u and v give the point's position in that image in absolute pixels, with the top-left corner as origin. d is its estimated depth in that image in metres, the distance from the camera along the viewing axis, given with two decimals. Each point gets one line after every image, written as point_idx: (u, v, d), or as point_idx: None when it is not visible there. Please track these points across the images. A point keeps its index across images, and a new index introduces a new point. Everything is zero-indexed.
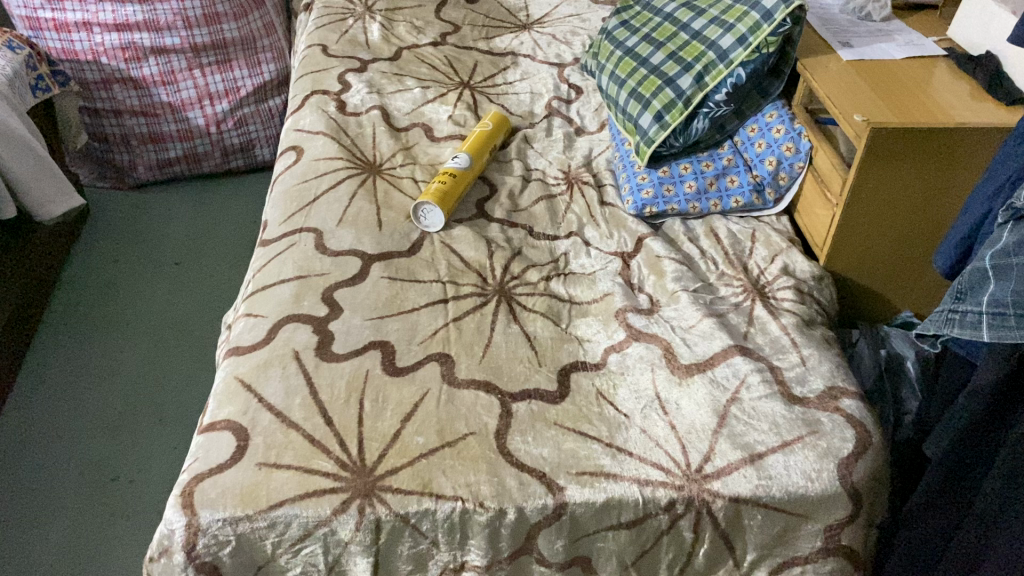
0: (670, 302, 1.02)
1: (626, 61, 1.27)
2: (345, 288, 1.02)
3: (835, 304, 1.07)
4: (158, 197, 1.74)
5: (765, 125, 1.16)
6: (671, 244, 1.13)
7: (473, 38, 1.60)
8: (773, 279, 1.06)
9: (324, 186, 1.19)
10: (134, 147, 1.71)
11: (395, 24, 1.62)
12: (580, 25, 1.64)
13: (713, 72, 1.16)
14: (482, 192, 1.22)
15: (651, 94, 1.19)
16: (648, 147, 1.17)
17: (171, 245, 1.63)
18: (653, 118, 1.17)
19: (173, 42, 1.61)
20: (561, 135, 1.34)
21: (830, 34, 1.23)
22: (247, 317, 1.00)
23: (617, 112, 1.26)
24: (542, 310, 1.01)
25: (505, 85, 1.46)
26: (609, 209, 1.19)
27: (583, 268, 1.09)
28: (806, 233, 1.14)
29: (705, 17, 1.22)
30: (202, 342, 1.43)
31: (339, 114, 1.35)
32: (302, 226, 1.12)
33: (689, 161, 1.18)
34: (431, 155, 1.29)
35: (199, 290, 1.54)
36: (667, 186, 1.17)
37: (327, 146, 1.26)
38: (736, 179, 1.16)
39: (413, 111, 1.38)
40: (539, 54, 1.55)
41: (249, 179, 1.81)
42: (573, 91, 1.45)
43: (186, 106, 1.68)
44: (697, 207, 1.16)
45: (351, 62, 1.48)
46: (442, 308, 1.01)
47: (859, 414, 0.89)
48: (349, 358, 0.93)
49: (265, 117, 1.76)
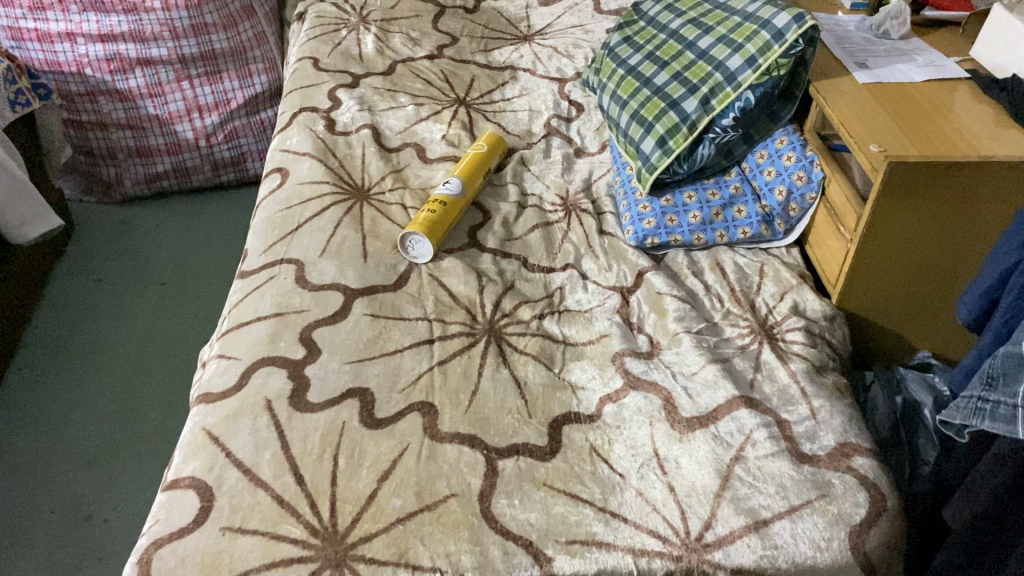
0: (671, 344, 0.96)
1: (629, 80, 1.20)
2: (325, 327, 0.96)
3: (848, 345, 1.01)
4: (146, 212, 1.68)
5: (775, 152, 1.09)
6: (674, 278, 1.06)
7: (471, 51, 1.53)
8: (782, 318, 0.99)
9: (308, 214, 1.13)
10: (121, 161, 1.65)
11: (391, 35, 1.56)
12: (583, 37, 1.57)
13: (720, 94, 1.09)
14: (475, 219, 1.16)
15: (654, 118, 1.13)
16: (650, 174, 1.10)
17: (158, 264, 1.57)
18: (656, 143, 1.11)
19: (160, 53, 1.55)
20: (559, 157, 1.27)
21: (845, 53, 1.16)
22: (220, 359, 0.94)
23: (619, 134, 1.20)
24: (534, 352, 0.95)
25: (503, 102, 1.39)
26: (608, 238, 1.12)
27: (579, 304, 1.03)
28: (818, 268, 1.07)
29: (712, 36, 1.15)
30: (184, 369, 1.37)
31: (328, 133, 1.28)
32: (283, 257, 1.06)
33: (694, 189, 1.12)
34: (422, 178, 1.23)
35: (184, 311, 1.48)
36: (670, 216, 1.10)
37: (313, 169, 1.20)
38: (744, 209, 1.10)
39: (406, 129, 1.32)
40: (539, 68, 1.48)
41: (241, 193, 1.75)
42: (573, 108, 1.38)
43: (174, 119, 1.62)
44: (702, 238, 1.09)
45: (342, 76, 1.42)
46: (428, 350, 0.94)
47: (873, 475, 0.82)
48: (324, 408, 0.86)
49: (256, 130, 1.70)
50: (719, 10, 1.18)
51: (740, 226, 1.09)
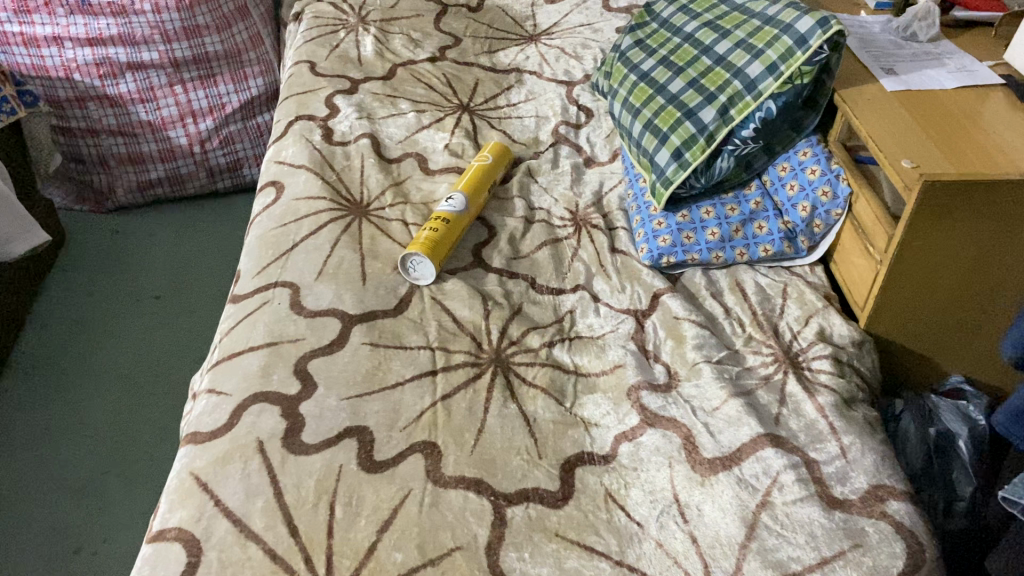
0: (690, 376, 0.90)
1: (641, 87, 1.14)
2: (321, 358, 0.91)
3: (877, 373, 0.95)
4: (140, 220, 1.63)
5: (798, 165, 1.03)
6: (691, 300, 1.00)
7: (475, 53, 1.47)
8: (807, 345, 0.94)
9: (304, 232, 1.07)
10: (112, 168, 1.59)
11: (391, 37, 1.49)
12: (591, 37, 1.50)
13: (738, 104, 1.02)
14: (479, 236, 1.10)
15: (669, 128, 1.06)
16: (666, 189, 1.04)
17: (152, 277, 1.51)
18: (671, 156, 1.04)
19: (151, 57, 1.49)
20: (568, 167, 1.21)
21: (871, 58, 1.09)
22: (209, 394, 0.88)
23: (631, 144, 1.13)
24: (543, 384, 0.89)
25: (508, 108, 1.33)
26: (621, 256, 1.06)
27: (591, 329, 0.97)
28: (844, 288, 1.01)
29: (730, 40, 1.09)
30: (178, 389, 1.32)
31: (325, 144, 1.22)
32: (277, 280, 1.00)
33: (712, 204, 1.06)
34: (425, 192, 1.16)
35: (179, 327, 1.42)
36: (686, 233, 1.04)
37: (310, 183, 1.14)
38: (765, 225, 1.04)
39: (407, 138, 1.26)
40: (546, 71, 1.42)
41: (238, 200, 1.69)
42: (582, 114, 1.32)
43: (166, 125, 1.56)
44: (721, 256, 1.03)
45: (340, 82, 1.36)
46: (431, 382, 0.89)
47: (909, 522, 0.76)
48: (320, 449, 0.81)
49: (252, 134, 1.64)
50: (737, 12, 1.11)
51: (761, 243, 1.03)
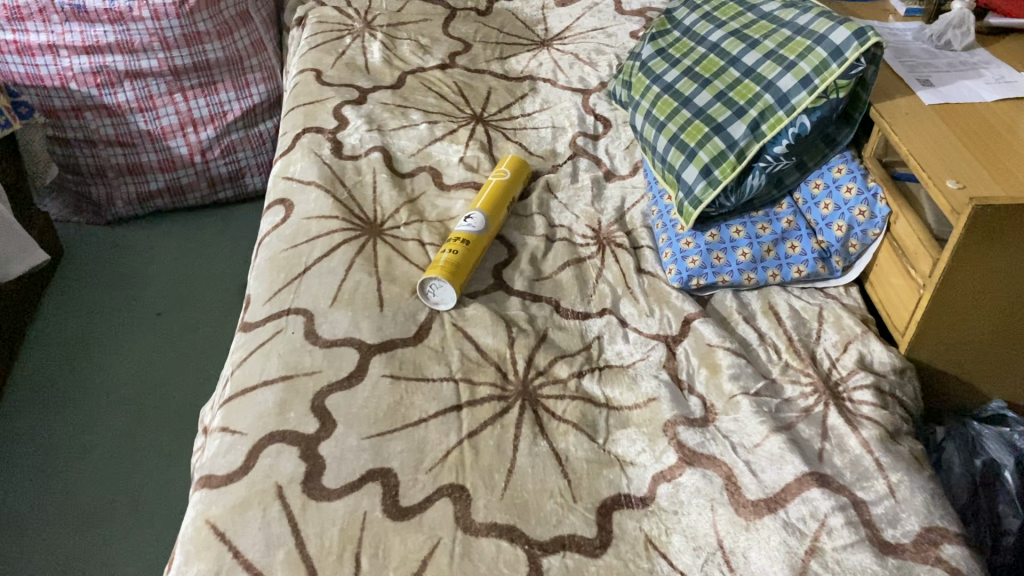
0: (727, 409, 0.86)
1: (665, 100, 1.09)
2: (339, 392, 0.86)
3: (918, 401, 0.91)
4: (140, 232, 1.58)
5: (833, 182, 0.99)
6: (723, 325, 0.96)
7: (486, 59, 1.42)
8: (847, 373, 0.90)
9: (316, 254, 1.02)
10: (111, 179, 1.54)
11: (399, 43, 1.44)
12: (605, 42, 1.46)
13: (770, 119, 0.98)
14: (499, 256, 1.05)
15: (697, 144, 1.02)
16: (694, 209, 0.99)
17: (153, 292, 1.47)
18: (699, 173, 1.00)
19: (150, 65, 1.44)
20: (588, 181, 1.16)
21: (905, 69, 1.04)
22: (223, 433, 0.84)
23: (655, 159, 1.09)
24: (574, 419, 0.85)
25: (523, 118, 1.28)
26: (647, 277, 1.02)
27: (620, 356, 0.93)
28: (882, 310, 0.97)
29: (758, 50, 1.04)
30: (184, 412, 1.28)
31: (335, 158, 1.18)
32: (290, 306, 0.96)
33: (742, 223, 1.01)
34: (440, 209, 1.12)
35: (183, 344, 1.38)
36: (716, 254, 0.99)
37: (320, 201, 1.10)
38: (797, 245, 1.00)
39: (419, 151, 1.21)
40: (560, 78, 1.37)
41: (240, 210, 1.64)
42: (600, 124, 1.27)
43: (166, 134, 1.51)
44: (753, 278, 0.99)
45: (348, 91, 1.31)
46: (456, 418, 0.84)
47: (965, 567, 0.72)
48: (342, 494, 0.76)
49: (255, 143, 1.59)
50: (765, 21, 1.07)
51: (794, 264, 0.99)
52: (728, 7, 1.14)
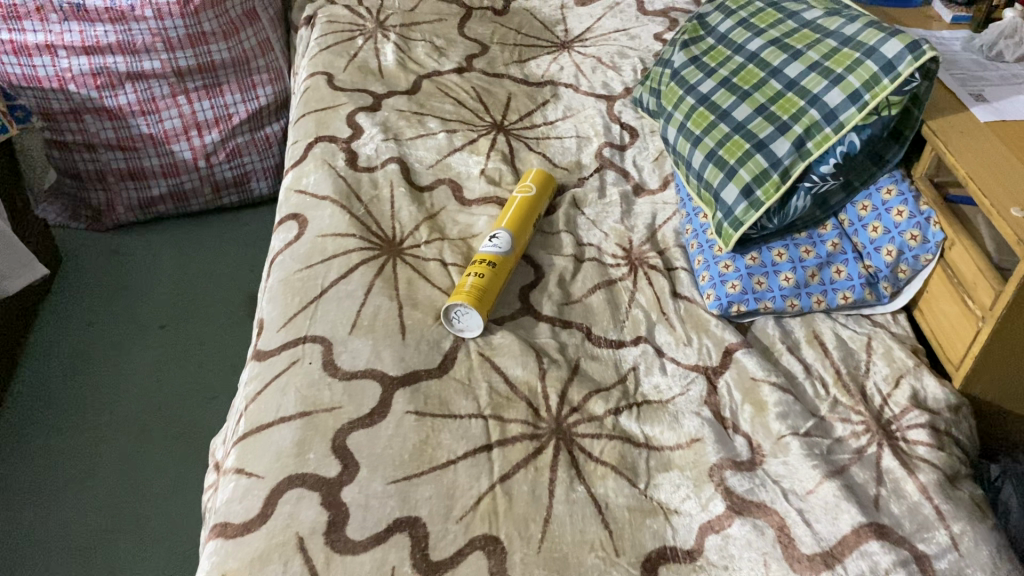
0: (776, 451, 0.80)
1: (701, 112, 1.04)
2: (361, 430, 0.81)
3: (974, 440, 0.86)
4: (141, 239, 1.52)
5: (881, 204, 0.94)
6: (766, 356, 0.91)
7: (505, 62, 1.36)
8: (900, 412, 0.85)
9: (333, 276, 0.97)
10: (111, 184, 1.48)
11: (413, 44, 1.38)
12: (628, 45, 1.40)
13: (816, 136, 0.92)
14: (525, 277, 1.00)
15: (737, 161, 0.96)
16: (735, 230, 0.94)
17: (157, 303, 1.41)
18: (740, 193, 0.94)
19: (153, 66, 1.38)
20: (616, 196, 1.11)
21: (957, 82, 0.99)
22: (238, 475, 0.78)
23: (690, 176, 1.03)
24: (613, 461, 0.79)
25: (546, 126, 1.22)
26: (684, 301, 0.97)
27: (658, 390, 0.87)
28: (934, 341, 0.92)
29: (801, 61, 0.98)
30: (191, 434, 1.22)
31: (350, 170, 1.12)
32: (307, 334, 0.90)
33: (784, 245, 0.96)
34: (462, 225, 1.07)
35: (189, 360, 1.32)
36: (758, 278, 0.94)
37: (336, 217, 1.04)
38: (843, 270, 0.94)
39: (438, 162, 1.15)
40: (583, 83, 1.31)
41: (245, 215, 1.58)
42: (626, 134, 1.22)
43: (169, 138, 1.44)
44: (796, 304, 0.94)
45: (361, 97, 1.25)
46: (487, 459, 0.79)
47: None
48: (368, 548, 0.71)
49: (261, 146, 1.53)
50: (807, 30, 1.01)
51: (840, 290, 0.94)
52: (766, 14, 1.08)
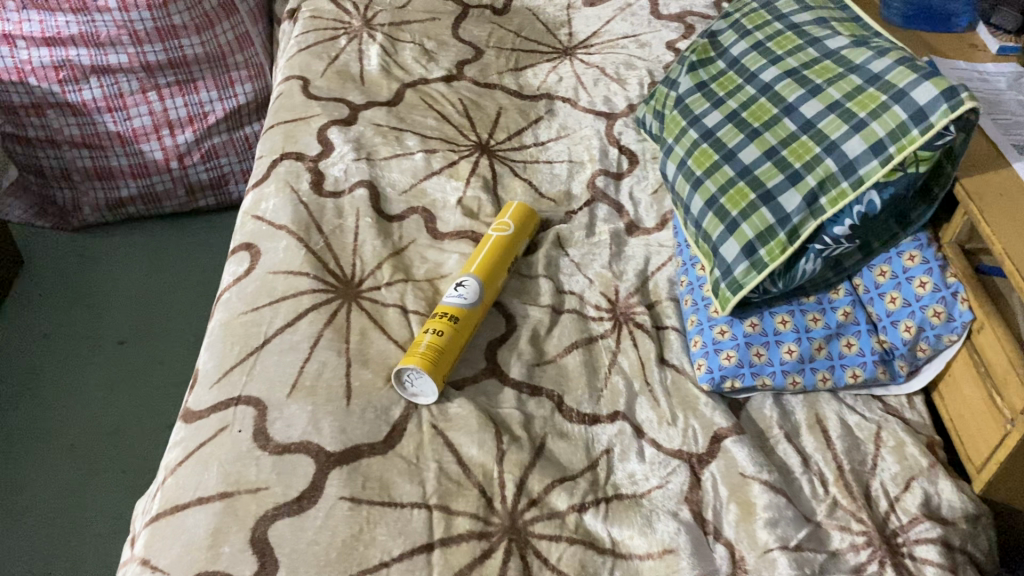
0: (760, 567, 0.70)
1: (703, 149, 0.92)
2: (286, 519, 0.71)
3: (993, 555, 0.74)
4: (108, 241, 1.42)
5: (902, 271, 0.81)
6: (759, 443, 0.80)
7: (499, 70, 1.24)
8: (908, 521, 0.73)
9: (279, 323, 0.87)
10: (78, 183, 1.38)
11: (400, 46, 1.27)
12: (637, 53, 1.27)
13: (832, 191, 0.80)
14: (495, 331, 0.89)
15: (740, 212, 0.84)
16: (733, 294, 0.82)
17: (118, 315, 1.31)
18: (742, 250, 0.83)
19: (119, 61, 1.27)
20: (606, 235, 0.99)
21: (1000, 131, 0.86)
22: (142, 568, 0.69)
23: (688, 221, 0.92)
24: (570, 571, 0.69)
25: (536, 148, 1.11)
26: (671, 370, 0.85)
27: (632, 480, 0.76)
28: (954, 434, 0.80)
29: (820, 99, 0.86)
30: (139, 467, 1.13)
31: (313, 195, 1.01)
32: (240, 395, 0.81)
33: (789, 311, 0.84)
34: (430, 264, 0.96)
35: (145, 382, 1.23)
36: (756, 349, 0.83)
37: (290, 252, 0.94)
38: (854, 343, 0.83)
39: (412, 187, 1.04)
40: (582, 98, 1.19)
41: (221, 218, 1.48)
42: (624, 160, 1.10)
43: (138, 137, 1.34)
44: (799, 381, 0.82)
45: (336, 107, 1.14)
46: (425, 563, 0.69)
47: None
48: None
49: (239, 147, 1.42)
50: (829, 62, 0.89)
51: (849, 366, 0.82)
52: (785, 38, 0.95)
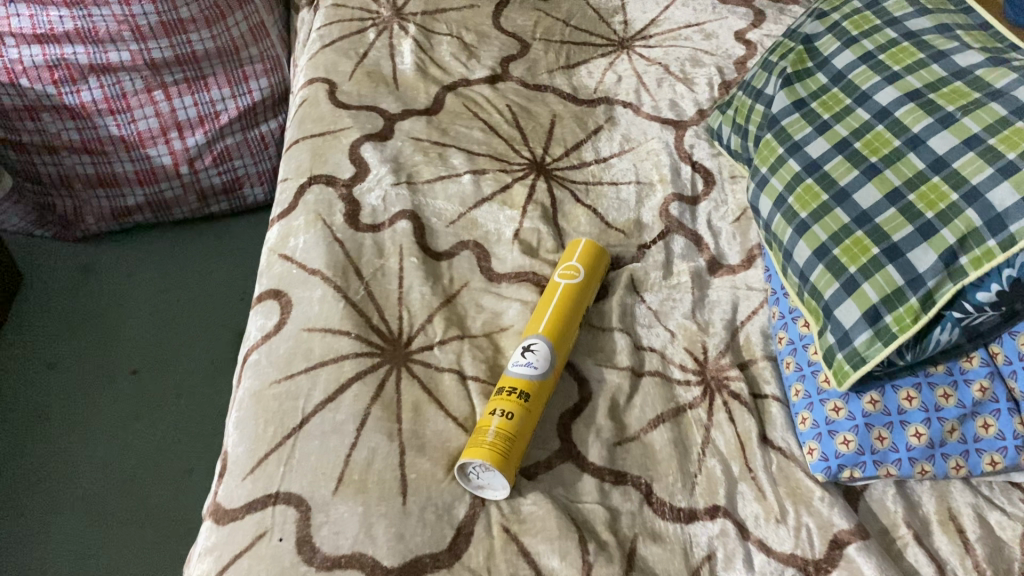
0: None
1: (808, 185, 0.79)
2: None
3: None
4: (114, 253, 1.30)
5: None
6: (885, 546, 0.69)
7: (548, 67, 1.10)
8: None
9: (318, 396, 0.75)
10: (78, 191, 1.25)
11: (437, 40, 1.12)
12: (703, 46, 1.13)
13: (975, 249, 0.68)
14: (567, 401, 0.77)
15: (859, 269, 0.72)
16: (854, 368, 0.70)
17: (129, 340, 1.19)
18: (863, 316, 0.70)
19: (121, 58, 1.13)
20: (686, 277, 0.87)
21: None
22: None
23: (788, 268, 0.79)
24: None
25: (598, 165, 0.98)
26: (776, 453, 0.74)
27: None
28: None
29: (953, 131, 0.72)
30: (159, 520, 1.02)
31: (349, 229, 0.88)
32: (278, 491, 0.69)
33: (916, 385, 0.72)
34: (487, 314, 0.84)
35: (162, 420, 1.12)
36: (878, 433, 0.71)
37: (326, 304, 0.81)
38: (992, 425, 0.71)
39: (461, 217, 0.91)
40: (645, 102, 1.05)
41: (237, 225, 1.35)
42: (698, 180, 0.97)
43: (145, 141, 1.21)
44: (928, 470, 0.71)
45: (369, 118, 1.00)
46: None
47: None
48: None
49: (255, 147, 1.29)
50: (961, 84, 0.75)
51: (986, 451, 0.71)
52: (901, 49, 0.81)
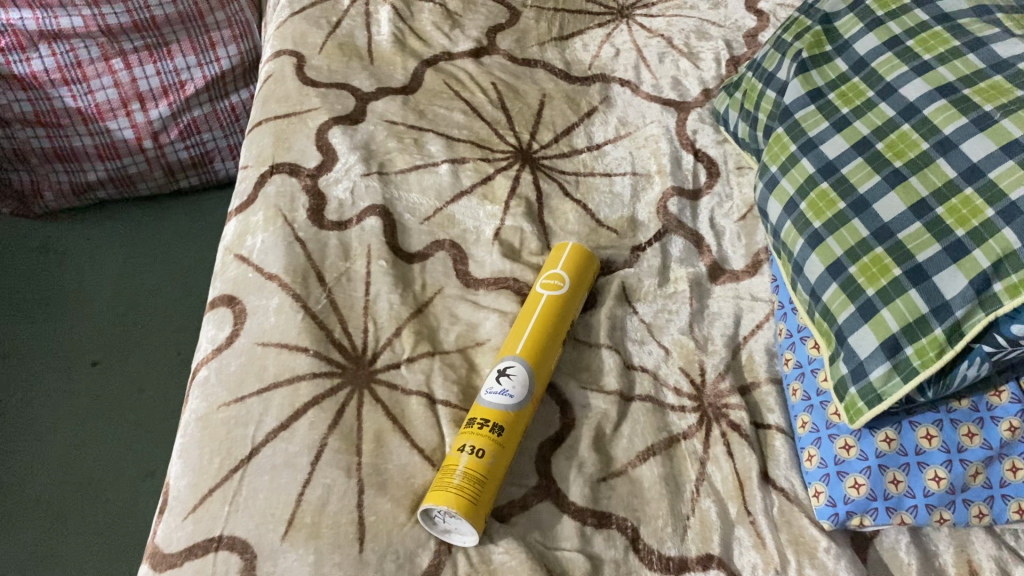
0: None
1: (823, 190, 0.70)
2: None
3: None
4: (76, 232, 1.21)
5: None
6: None
7: (539, 39, 1.01)
8: None
9: (268, 423, 0.67)
10: (35, 165, 1.17)
11: (418, 7, 1.03)
12: (710, 17, 1.03)
13: (1011, 275, 0.59)
14: (548, 429, 0.69)
15: (878, 292, 0.63)
16: (868, 406, 0.62)
17: (90, 328, 1.12)
18: (880, 346, 0.62)
19: (73, 24, 1.03)
20: (683, 286, 0.78)
21: None
22: None
23: (797, 284, 0.71)
24: None
25: (590, 154, 0.89)
26: (778, 494, 0.67)
27: None
28: None
29: (990, 134, 0.63)
30: (117, 528, 0.96)
31: (312, 226, 0.80)
32: (221, 535, 0.62)
33: (937, 422, 0.64)
34: (462, 326, 0.76)
35: (122, 417, 1.05)
36: (894, 476, 0.63)
37: (283, 315, 0.73)
38: (1020, 468, 0.64)
39: (437, 212, 0.83)
40: (645, 80, 0.96)
41: (209, 201, 1.27)
42: (701, 170, 0.88)
43: (104, 114, 1.12)
44: (948, 517, 0.64)
45: (339, 97, 0.91)
46: None
47: None
48: None
49: (225, 119, 1.19)
50: (1002, 78, 0.66)
51: (1013, 498, 0.64)
52: (933, 35, 0.71)
